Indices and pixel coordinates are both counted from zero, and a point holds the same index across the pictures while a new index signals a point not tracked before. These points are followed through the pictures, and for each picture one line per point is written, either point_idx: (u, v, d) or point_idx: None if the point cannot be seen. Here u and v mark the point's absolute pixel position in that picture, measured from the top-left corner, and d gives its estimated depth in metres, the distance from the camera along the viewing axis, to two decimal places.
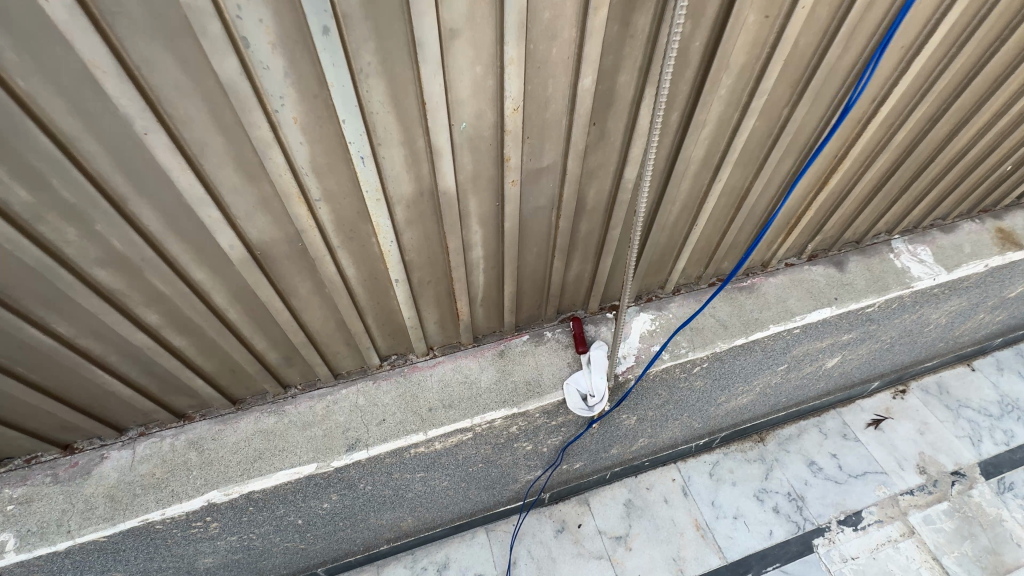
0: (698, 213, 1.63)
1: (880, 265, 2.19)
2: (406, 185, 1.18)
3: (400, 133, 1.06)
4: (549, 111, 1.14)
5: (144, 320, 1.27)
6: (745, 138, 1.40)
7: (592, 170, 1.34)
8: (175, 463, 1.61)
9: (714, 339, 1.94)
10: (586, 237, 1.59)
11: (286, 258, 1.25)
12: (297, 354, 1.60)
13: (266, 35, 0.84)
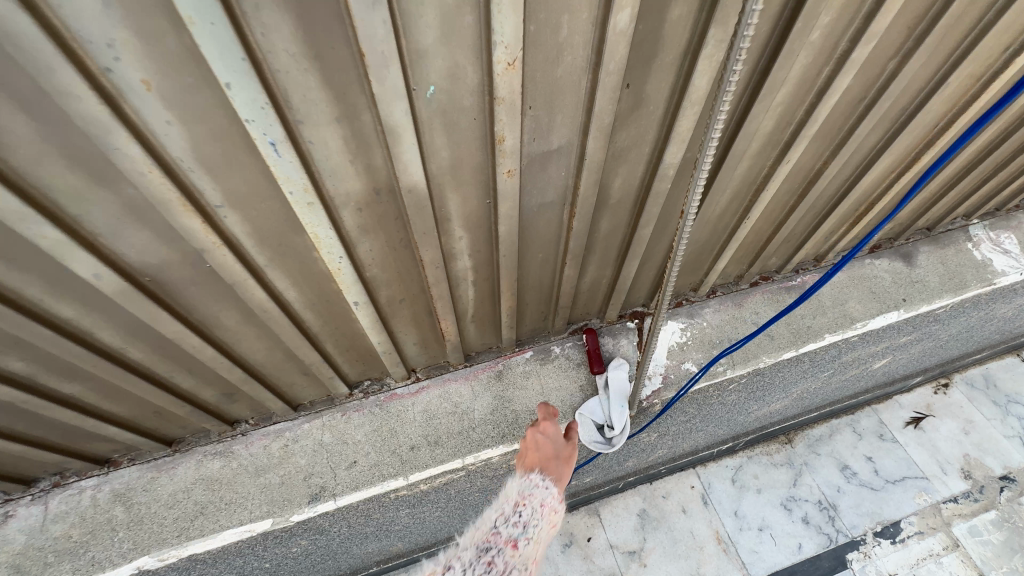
0: (752, 203, 1.25)
1: (956, 257, 1.82)
2: (352, 181, 0.81)
3: (332, 104, 0.68)
4: (561, 66, 0.76)
5: (6, 368, 0.93)
6: (832, 104, 1.01)
7: (621, 151, 0.96)
8: (97, 522, 1.31)
9: (758, 355, 1.61)
10: (606, 238, 1.22)
11: (192, 284, 0.89)
12: (240, 390, 1.27)
13: None
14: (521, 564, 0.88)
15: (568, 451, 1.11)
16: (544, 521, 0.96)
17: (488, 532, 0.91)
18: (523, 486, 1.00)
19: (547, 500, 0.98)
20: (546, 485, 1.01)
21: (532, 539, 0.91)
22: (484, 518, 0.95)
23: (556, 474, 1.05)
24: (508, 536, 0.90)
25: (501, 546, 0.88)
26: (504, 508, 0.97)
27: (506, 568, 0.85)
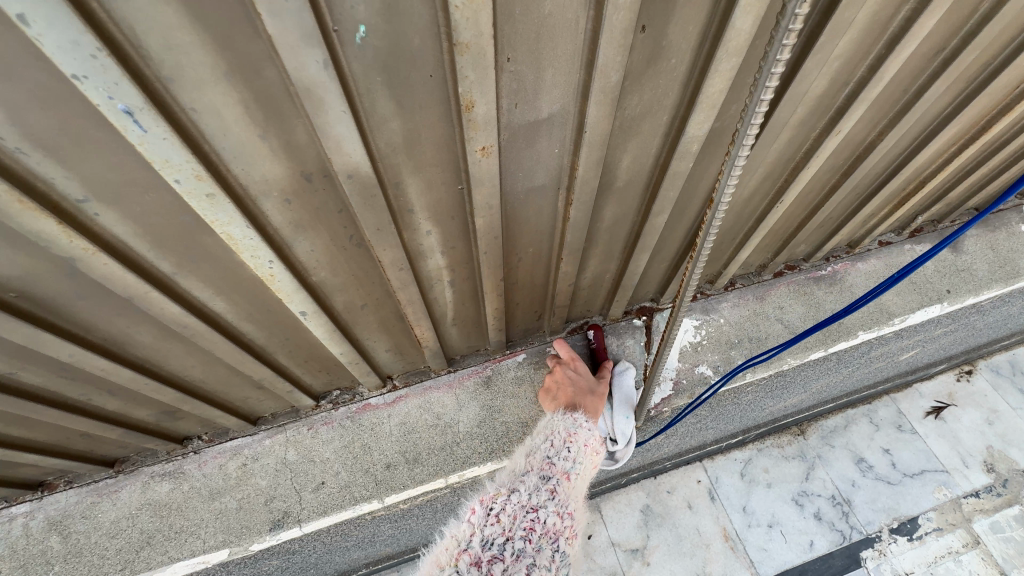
0: (787, 184, 1.04)
1: (1007, 241, 1.60)
2: (271, 164, 0.60)
3: (212, 54, 0.47)
4: (554, 1, 0.54)
5: None
6: (903, 58, 0.79)
7: (632, 122, 0.74)
8: (30, 555, 1.15)
9: (781, 356, 1.43)
10: (611, 229, 1.01)
11: (77, 297, 0.69)
12: (181, 408, 1.09)
13: None
14: (574, 496, 0.93)
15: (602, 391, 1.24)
16: (587, 461, 1.01)
17: (542, 462, 0.96)
18: (569, 424, 1.05)
19: (591, 442, 1.04)
20: (589, 426, 1.08)
21: (582, 473, 0.97)
22: (535, 452, 1.00)
23: (592, 405, 1.17)
24: (562, 468, 0.95)
25: (557, 473, 0.93)
26: (553, 442, 1.01)
27: (565, 497, 0.90)
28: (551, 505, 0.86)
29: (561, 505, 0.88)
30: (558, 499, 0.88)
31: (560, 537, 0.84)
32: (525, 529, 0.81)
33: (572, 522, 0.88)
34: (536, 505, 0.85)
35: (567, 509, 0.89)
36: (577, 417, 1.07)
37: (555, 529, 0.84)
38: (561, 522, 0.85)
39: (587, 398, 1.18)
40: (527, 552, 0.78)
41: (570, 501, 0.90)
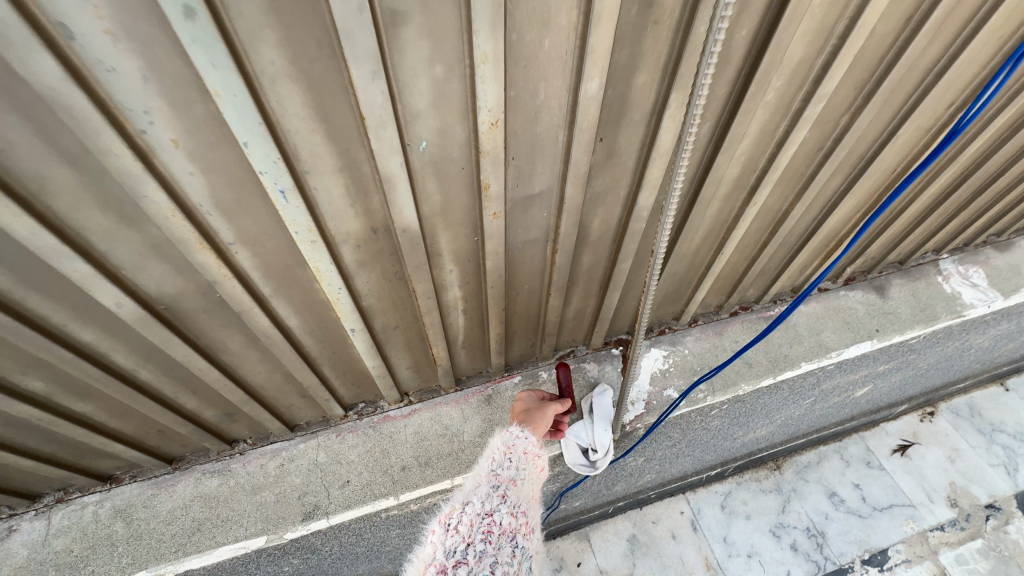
0: (724, 239, 1.35)
1: (927, 290, 1.90)
2: (353, 221, 0.89)
3: (335, 156, 0.77)
4: (541, 124, 0.85)
5: (27, 386, 1.00)
6: (791, 154, 1.11)
7: (597, 195, 1.05)
8: (97, 538, 1.35)
9: (737, 382, 1.67)
10: (589, 271, 1.31)
11: (203, 312, 0.97)
12: (239, 410, 1.33)
13: (100, 20, 0.54)
14: (524, 497, 1.07)
15: (545, 406, 1.29)
16: (532, 466, 1.14)
17: (491, 472, 1.10)
18: (507, 438, 1.16)
19: (531, 450, 1.15)
20: (525, 435, 1.18)
21: (527, 476, 1.11)
22: (484, 466, 1.14)
23: (522, 416, 1.26)
24: (509, 474, 1.09)
25: (506, 479, 1.07)
26: (494, 456, 1.14)
27: (516, 498, 1.04)
28: (503, 507, 1.01)
29: (513, 505, 1.03)
30: (511, 501, 1.03)
31: (518, 533, 0.98)
32: (483, 533, 0.96)
33: (526, 517, 1.03)
34: (489, 510, 1.00)
35: (520, 507, 1.03)
36: (512, 431, 1.17)
37: (511, 527, 0.98)
38: (517, 520, 1.00)
39: (520, 411, 1.28)
40: (487, 552, 0.92)
41: (521, 501, 1.05)
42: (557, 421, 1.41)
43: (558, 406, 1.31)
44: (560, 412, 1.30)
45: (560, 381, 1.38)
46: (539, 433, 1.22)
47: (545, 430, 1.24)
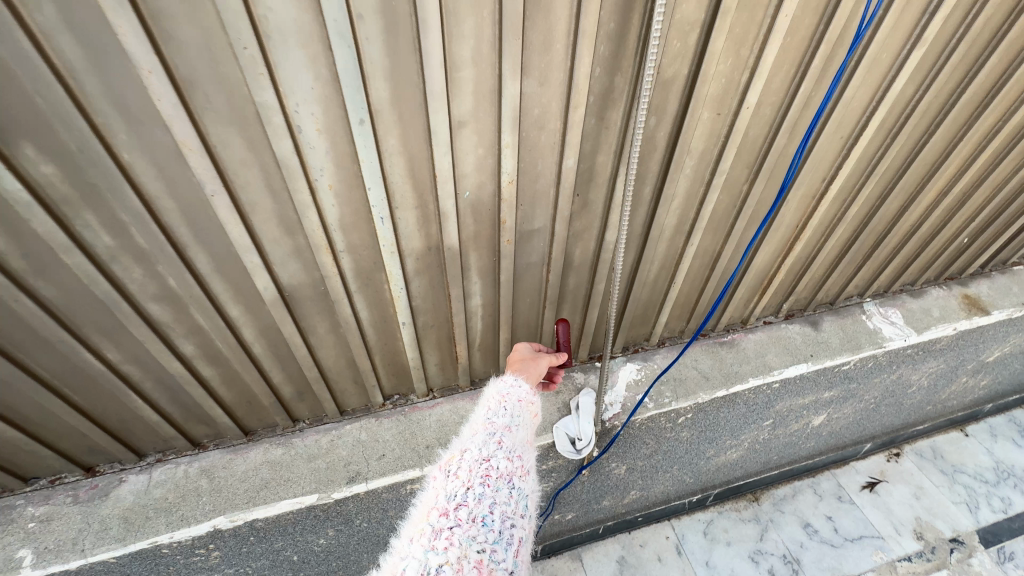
0: (674, 271, 1.83)
1: (853, 325, 2.35)
2: (417, 240, 1.39)
3: (415, 199, 1.28)
4: (539, 183, 1.37)
5: (181, 349, 1.44)
6: (711, 209, 1.62)
7: (577, 231, 1.55)
8: (187, 489, 1.72)
9: (696, 391, 2.06)
10: (574, 290, 1.78)
11: (309, 299, 1.44)
12: (309, 389, 1.76)
13: (315, 124, 1.06)
14: (517, 441, 1.21)
15: (540, 357, 1.51)
16: (524, 413, 1.30)
17: (486, 424, 1.23)
18: (503, 389, 1.34)
19: (524, 397, 1.33)
20: (518, 387, 1.36)
21: (519, 424, 1.26)
22: (479, 418, 1.26)
23: (520, 365, 1.47)
24: (503, 424, 1.23)
25: (500, 430, 1.21)
26: (490, 406, 1.29)
27: (510, 444, 1.18)
28: (499, 453, 1.14)
29: (508, 452, 1.16)
30: (506, 448, 1.16)
31: (513, 476, 1.12)
32: (482, 478, 1.08)
33: (520, 461, 1.16)
34: (488, 456, 1.12)
35: (514, 453, 1.17)
36: (507, 380, 1.36)
37: (507, 471, 1.11)
38: (512, 464, 1.14)
39: (518, 360, 1.49)
40: (486, 494, 1.05)
41: (515, 445, 1.19)
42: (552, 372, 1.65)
43: (552, 358, 1.53)
44: (554, 363, 1.52)
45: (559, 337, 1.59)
46: (534, 380, 1.43)
47: (539, 378, 1.46)
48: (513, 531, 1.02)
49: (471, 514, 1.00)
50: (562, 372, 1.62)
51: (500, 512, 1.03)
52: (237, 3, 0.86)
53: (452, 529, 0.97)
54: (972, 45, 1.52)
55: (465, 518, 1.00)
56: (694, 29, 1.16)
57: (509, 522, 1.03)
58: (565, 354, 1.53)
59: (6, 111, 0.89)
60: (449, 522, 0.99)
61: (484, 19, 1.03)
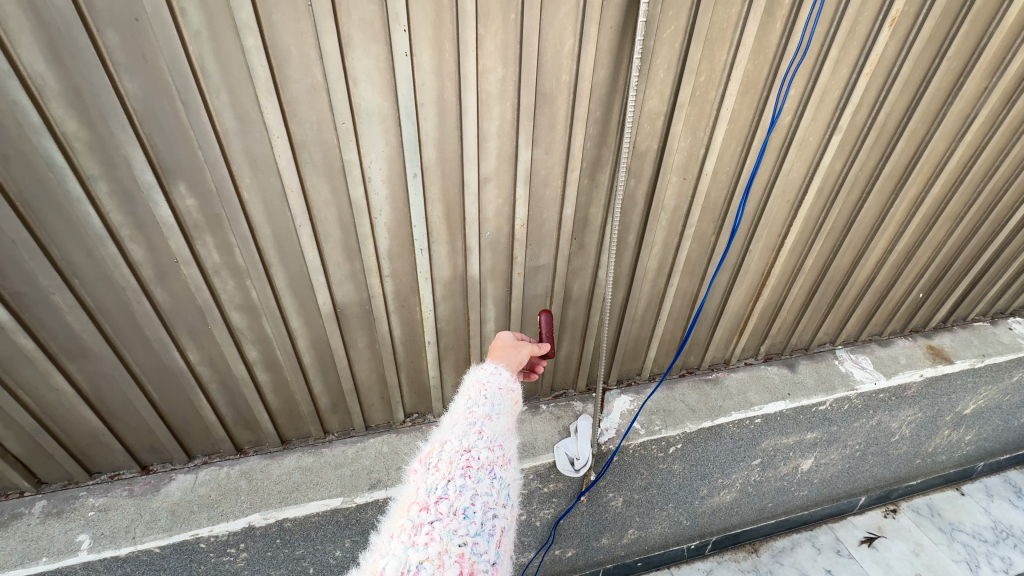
0: (659, 309, 2.14)
1: (827, 368, 2.61)
2: (446, 270, 1.73)
3: (447, 236, 1.65)
4: (544, 227, 1.73)
5: (247, 355, 1.74)
6: (685, 255, 1.97)
7: (575, 269, 1.89)
8: (228, 488, 1.92)
9: (683, 421, 2.28)
10: (573, 321, 2.09)
11: (356, 316, 1.76)
12: (342, 401, 2.03)
13: (381, 176, 1.45)
14: (499, 430, 1.14)
15: (522, 346, 1.44)
16: (505, 400, 1.23)
17: (466, 413, 1.16)
18: (482, 377, 1.26)
19: (505, 385, 1.26)
20: (499, 373, 1.28)
21: (501, 412, 1.19)
22: (459, 408, 1.19)
23: (500, 353, 1.39)
24: (483, 413, 1.16)
25: (481, 418, 1.14)
26: (471, 394, 1.21)
27: (491, 433, 1.11)
28: (480, 443, 1.07)
29: (489, 441, 1.09)
30: (487, 437, 1.10)
31: (495, 465, 1.06)
32: (463, 468, 1.01)
33: (502, 449, 1.10)
34: (469, 447, 1.06)
35: (496, 442, 1.10)
36: (487, 367, 1.27)
37: (489, 461, 1.05)
38: (493, 454, 1.07)
39: (499, 348, 1.40)
40: (467, 485, 0.99)
41: (497, 434, 1.12)
42: (532, 363, 1.55)
43: (535, 348, 1.46)
44: (536, 353, 1.45)
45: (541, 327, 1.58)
46: (515, 369, 1.36)
47: (520, 367, 1.38)
48: (496, 521, 0.97)
49: (452, 507, 0.94)
50: (543, 363, 1.54)
51: (481, 503, 0.97)
52: (343, 95, 1.29)
53: (433, 523, 0.91)
54: (879, 136, 1.87)
55: (446, 511, 0.94)
56: (660, 117, 1.58)
57: (491, 512, 0.98)
58: (548, 346, 1.48)
59: (176, 160, 1.29)
60: (430, 516, 0.93)
61: (506, 107, 1.45)
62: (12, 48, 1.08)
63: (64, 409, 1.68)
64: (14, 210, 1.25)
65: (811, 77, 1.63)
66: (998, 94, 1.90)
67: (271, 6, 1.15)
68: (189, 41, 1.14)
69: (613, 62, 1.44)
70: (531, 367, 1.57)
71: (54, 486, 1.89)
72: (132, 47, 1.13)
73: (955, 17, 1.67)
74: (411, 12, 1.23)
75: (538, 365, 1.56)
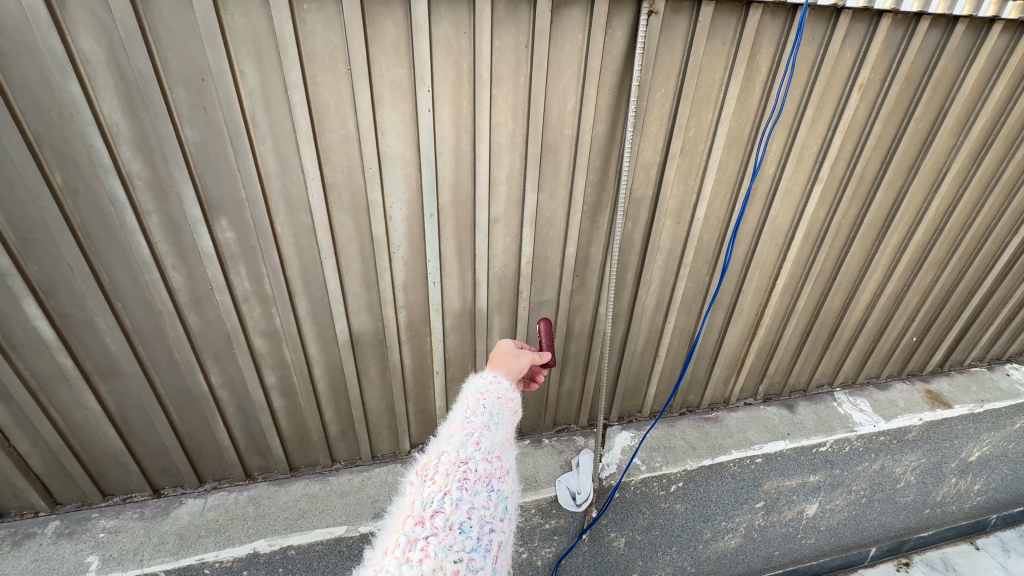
0: (658, 345, 2.23)
1: (826, 410, 2.65)
2: (456, 302, 1.86)
3: (458, 270, 1.78)
4: (549, 264, 1.87)
5: (265, 379, 1.84)
6: (682, 293, 2.08)
7: (577, 304, 2.01)
8: (236, 513, 1.93)
9: (684, 458, 2.31)
10: (575, 355, 2.17)
11: (369, 345, 1.87)
12: (351, 429, 2.09)
13: (401, 215, 1.61)
14: (496, 442, 1.15)
15: (522, 354, 1.44)
16: (504, 410, 1.23)
17: (463, 423, 1.16)
18: (481, 386, 1.26)
19: (504, 395, 1.26)
20: (497, 383, 1.28)
21: (499, 422, 1.19)
22: (456, 418, 1.19)
23: (500, 361, 1.39)
24: (481, 423, 1.16)
25: (479, 429, 1.14)
26: (469, 404, 1.21)
27: (488, 445, 1.12)
28: (478, 455, 1.07)
29: (486, 452, 1.10)
30: (484, 448, 1.10)
31: (492, 478, 1.06)
32: (459, 481, 1.01)
33: (499, 461, 1.11)
34: (466, 459, 1.06)
35: (493, 454, 1.11)
36: (486, 377, 1.28)
37: (486, 473, 1.05)
38: (491, 466, 1.08)
39: (499, 356, 1.41)
40: (464, 499, 0.98)
41: (494, 446, 1.12)
42: (533, 372, 1.56)
43: (535, 357, 1.46)
44: (536, 362, 1.45)
45: (540, 337, 1.62)
46: (514, 377, 1.36)
47: (520, 376, 1.39)
48: (492, 536, 0.97)
49: (448, 522, 0.94)
50: (543, 372, 1.55)
51: (478, 517, 0.97)
52: (372, 145, 1.47)
53: (428, 539, 0.90)
54: (858, 186, 2.03)
55: (441, 526, 0.93)
56: (653, 167, 1.75)
57: (488, 526, 0.98)
58: (548, 354, 1.47)
59: (222, 198, 1.45)
60: (425, 531, 0.92)
61: (515, 156, 1.62)
62: (95, 100, 1.27)
63: (90, 427, 1.76)
64: (75, 238, 1.41)
65: (790, 133, 1.80)
66: (966, 151, 2.05)
67: (317, 70, 1.35)
68: (245, 96, 1.33)
69: (610, 119, 1.63)
70: (531, 375, 1.58)
71: (69, 506, 1.92)
72: (195, 101, 1.32)
73: (918, 82, 1.84)
74: (434, 75, 1.43)
75: (538, 374, 1.57)
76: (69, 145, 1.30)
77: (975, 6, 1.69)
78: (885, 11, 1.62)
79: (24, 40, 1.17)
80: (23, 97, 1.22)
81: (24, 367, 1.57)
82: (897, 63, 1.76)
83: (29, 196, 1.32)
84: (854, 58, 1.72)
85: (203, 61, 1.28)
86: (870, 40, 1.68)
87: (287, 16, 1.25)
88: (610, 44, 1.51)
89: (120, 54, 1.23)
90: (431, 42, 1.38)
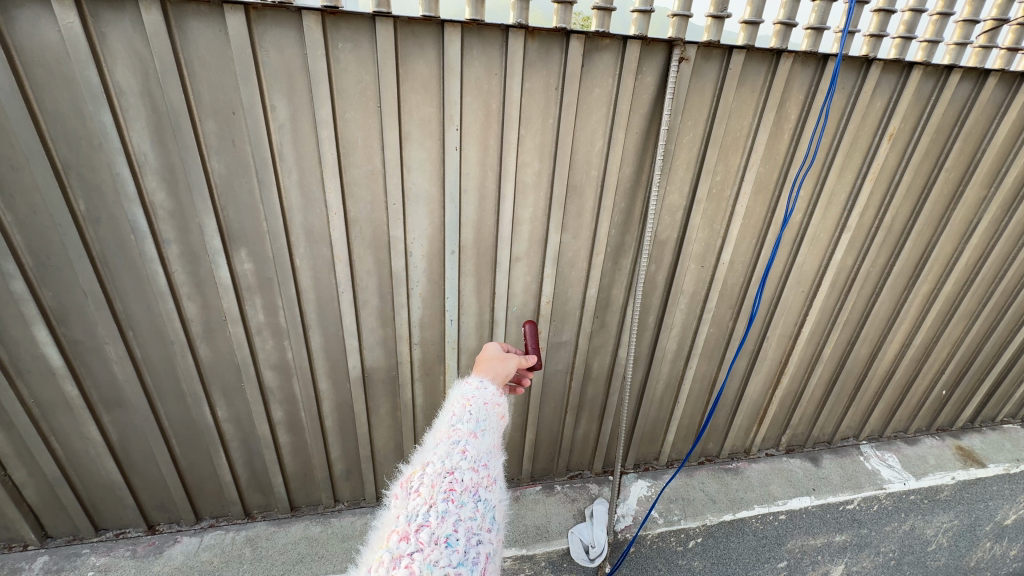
0: (678, 391, 2.16)
1: (852, 464, 2.52)
2: (473, 340, 1.80)
3: (476, 308, 1.74)
4: (569, 304, 1.82)
5: (273, 415, 1.78)
6: (704, 339, 2.02)
7: (596, 346, 1.95)
8: (231, 555, 1.82)
9: (703, 512, 2.16)
10: (591, 399, 2.10)
11: (381, 382, 1.80)
12: (357, 468, 2.00)
13: (421, 250, 1.58)
14: (485, 448, 1.01)
15: (508, 357, 1.32)
16: (491, 417, 1.09)
17: (448, 430, 1.01)
18: (467, 392, 1.13)
19: (491, 400, 1.13)
20: (484, 388, 1.15)
21: (487, 427, 1.05)
22: (441, 424, 1.05)
23: (486, 366, 1.27)
24: (468, 430, 1.02)
25: (466, 436, 0.99)
26: (455, 410, 1.08)
27: (476, 452, 0.98)
28: (464, 463, 0.93)
29: (474, 461, 0.96)
30: (471, 457, 0.96)
31: (480, 487, 0.92)
32: (445, 492, 0.88)
33: (487, 470, 0.97)
34: (452, 468, 0.92)
35: (481, 462, 0.97)
36: (472, 382, 1.15)
37: (474, 482, 0.92)
38: (478, 475, 0.94)
39: (486, 360, 1.29)
40: (450, 509, 0.85)
41: (482, 453, 0.98)
42: (519, 376, 1.45)
43: (522, 360, 1.35)
44: (523, 366, 1.34)
45: (525, 339, 1.50)
46: (501, 380, 1.24)
47: (507, 381, 1.26)
48: (480, 548, 0.85)
49: (434, 536, 0.82)
50: (530, 376, 1.44)
51: (465, 530, 0.85)
52: (397, 181, 1.45)
53: (413, 555, 0.78)
54: (887, 235, 1.98)
55: (427, 540, 0.81)
56: (679, 210, 1.72)
57: (475, 538, 0.85)
58: (534, 358, 1.36)
59: (243, 229, 1.44)
60: (410, 547, 0.79)
61: (540, 196, 1.59)
62: (125, 129, 1.26)
63: (89, 457, 1.70)
64: (93, 266, 1.39)
65: (819, 180, 1.77)
66: (998, 202, 2.01)
67: (346, 106, 1.35)
68: (273, 130, 1.33)
69: (636, 161, 1.61)
70: (517, 380, 1.47)
71: (60, 540, 1.84)
72: (224, 133, 1.31)
73: (949, 133, 1.81)
74: (463, 115, 1.42)
75: (525, 377, 1.45)
76: (96, 172, 1.29)
77: (1006, 60, 1.69)
78: (916, 63, 1.62)
79: (62, 71, 1.18)
80: (55, 125, 1.22)
81: (28, 394, 1.53)
82: (928, 113, 1.73)
83: (51, 222, 1.31)
84: (884, 108, 1.70)
85: (235, 96, 1.28)
86: (900, 91, 1.67)
87: (321, 53, 1.26)
88: (639, 89, 1.51)
89: (154, 86, 1.24)
90: (462, 81, 1.38)
